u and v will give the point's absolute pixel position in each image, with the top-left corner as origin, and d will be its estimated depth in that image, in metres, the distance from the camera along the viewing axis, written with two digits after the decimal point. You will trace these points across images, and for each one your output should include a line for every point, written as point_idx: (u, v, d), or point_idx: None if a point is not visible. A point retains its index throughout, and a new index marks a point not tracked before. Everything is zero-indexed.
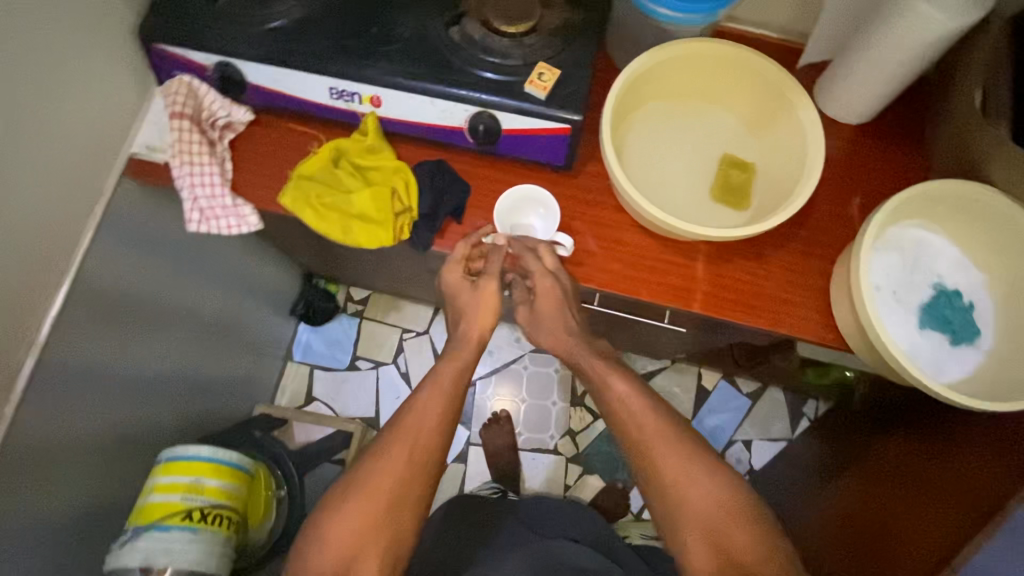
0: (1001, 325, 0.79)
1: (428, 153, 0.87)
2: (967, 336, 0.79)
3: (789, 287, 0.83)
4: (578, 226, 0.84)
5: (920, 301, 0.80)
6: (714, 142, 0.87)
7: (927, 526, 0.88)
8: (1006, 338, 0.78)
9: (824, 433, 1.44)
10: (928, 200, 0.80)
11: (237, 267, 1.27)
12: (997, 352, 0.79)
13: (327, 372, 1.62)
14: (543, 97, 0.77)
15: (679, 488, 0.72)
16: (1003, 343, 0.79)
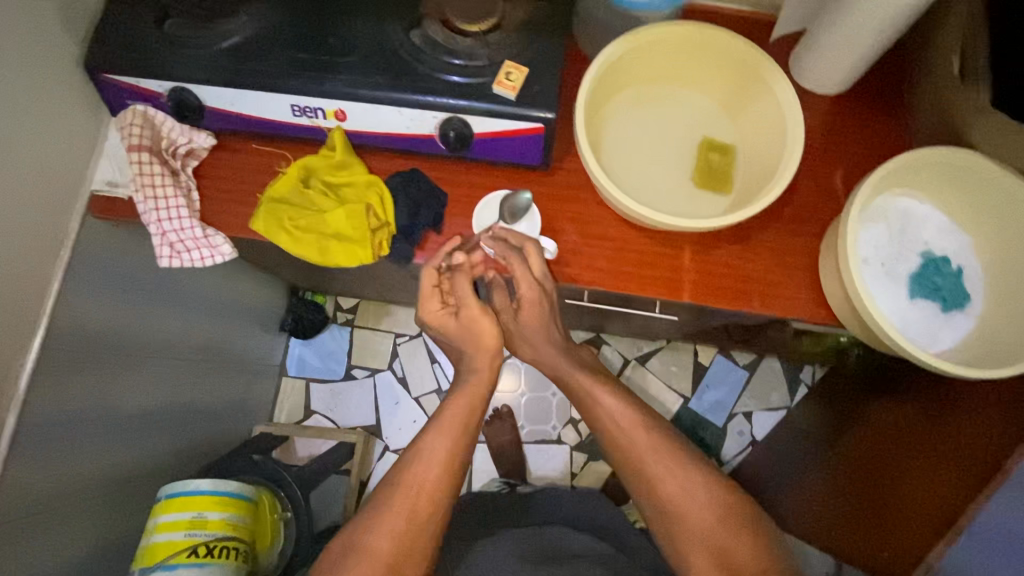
0: (990, 289, 0.79)
1: (400, 163, 0.85)
2: (958, 303, 0.79)
3: (779, 268, 0.82)
4: (560, 226, 0.83)
5: (909, 271, 0.80)
6: (692, 127, 0.85)
7: (928, 493, 0.90)
8: (996, 301, 0.78)
9: (824, 400, 1.45)
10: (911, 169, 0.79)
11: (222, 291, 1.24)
12: (988, 316, 0.78)
13: (323, 384, 1.61)
14: (513, 98, 0.75)
15: (673, 501, 0.81)
16: (994, 306, 0.79)
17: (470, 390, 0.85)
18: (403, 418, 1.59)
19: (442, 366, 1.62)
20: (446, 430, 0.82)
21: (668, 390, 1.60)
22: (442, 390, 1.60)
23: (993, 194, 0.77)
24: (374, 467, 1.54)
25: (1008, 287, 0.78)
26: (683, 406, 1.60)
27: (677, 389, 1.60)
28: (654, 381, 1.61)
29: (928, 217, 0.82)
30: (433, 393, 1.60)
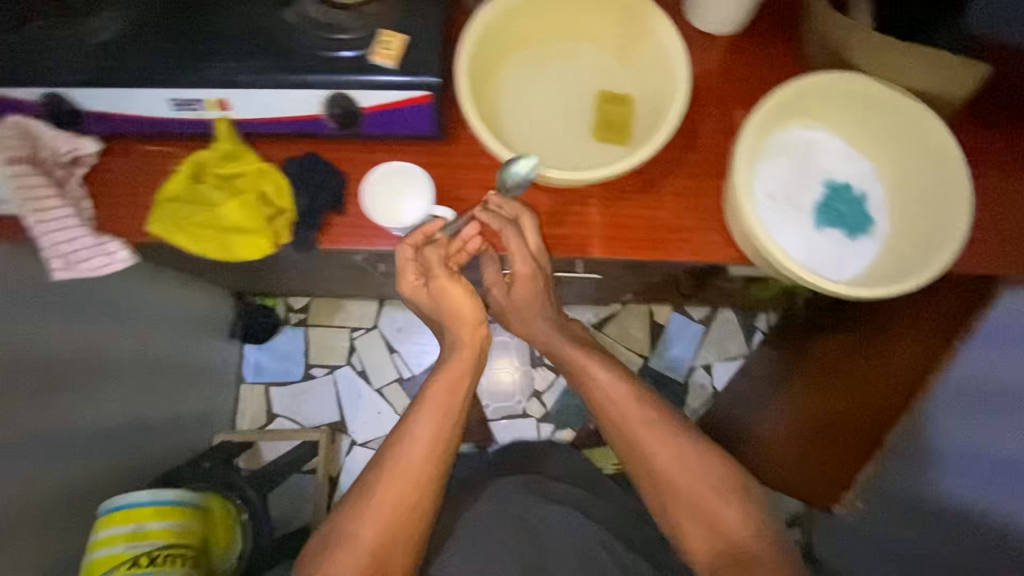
0: (893, 210, 0.80)
1: (297, 148, 0.83)
2: (861, 227, 0.79)
3: (687, 214, 0.82)
4: (465, 195, 0.82)
5: (813, 201, 0.80)
6: (588, 79, 0.84)
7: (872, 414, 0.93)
8: (899, 221, 0.79)
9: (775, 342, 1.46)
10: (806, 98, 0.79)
11: (158, 303, 1.21)
12: (892, 237, 0.79)
13: (283, 387, 1.60)
14: (394, 67, 0.73)
15: (667, 475, 0.82)
16: (896, 226, 0.79)
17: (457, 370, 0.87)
18: (367, 410, 1.58)
19: (401, 355, 1.61)
20: (429, 416, 0.84)
21: (627, 352, 1.61)
22: (404, 379, 1.60)
23: (885, 114, 0.77)
24: (343, 462, 1.55)
25: (909, 207, 0.78)
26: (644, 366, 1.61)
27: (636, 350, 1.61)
28: (612, 345, 1.62)
29: (828, 145, 0.82)
30: (395, 382, 1.60)
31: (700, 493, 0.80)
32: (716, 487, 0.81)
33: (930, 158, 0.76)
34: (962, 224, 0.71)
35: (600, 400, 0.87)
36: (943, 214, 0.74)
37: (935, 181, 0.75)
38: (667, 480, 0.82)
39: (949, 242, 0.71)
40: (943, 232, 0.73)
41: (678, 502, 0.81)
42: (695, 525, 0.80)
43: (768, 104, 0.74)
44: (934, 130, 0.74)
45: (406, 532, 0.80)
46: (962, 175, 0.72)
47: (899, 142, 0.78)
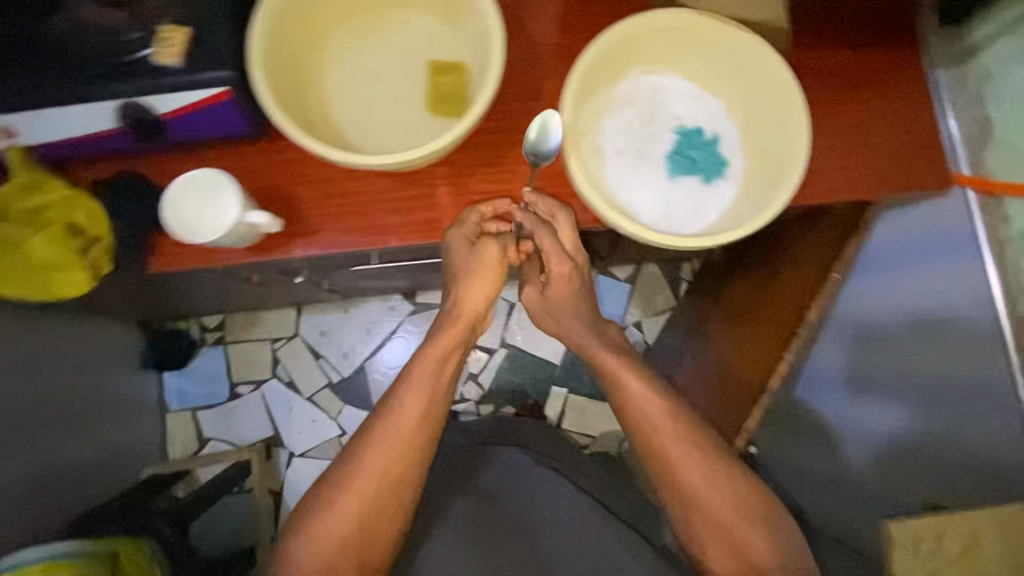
0: (747, 147, 0.77)
1: (113, 167, 0.76)
2: (715, 171, 0.77)
3: (539, 182, 0.78)
4: (301, 193, 0.77)
5: (664, 150, 0.77)
6: (416, 50, 0.78)
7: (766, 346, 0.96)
8: (753, 159, 0.76)
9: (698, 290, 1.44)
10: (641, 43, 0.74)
11: (54, 348, 1.13)
12: (747, 176, 0.76)
13: (211, 410, 1.54)
14: (181, 65, 0.66)
15: (695, 494, 0.80)
16: (751, 164, 0.76)
17: (436, 363, 0.86)
18: (301, 420, 1.55)
19: (327, 360, 1.57)
20: (411, 416, 0.83)
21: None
22: (334, 382, 1.56)
23: (722, 51, 0.74)
24: (283, 475, 1.52)
25: (761, 144, 0.76)
26: None
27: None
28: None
29: (677, 88, 0.78)
30: (326, 388, 1.56)
31: (727, 518, 0.79)
32: (744, 512, 0.79)
33: (771, 92, 0.72)
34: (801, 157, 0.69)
35: (626, 409, 0.84)
36: (786, 149, 0.71)
37: (779, 114, 0.72)
38: (697, 501, 0.80)
39: (789, 178, 0.69)
40: (785, 168, 0.70)
41: (703, 525, 0.80)
42: (717, 544, 0.79)
43: (590, 58, 0.71)
44: (770, 62, 0.70)
45: (391, 514, 0.80)
46: (800, 105, 0.69)
47: (742, 78, 0.75)
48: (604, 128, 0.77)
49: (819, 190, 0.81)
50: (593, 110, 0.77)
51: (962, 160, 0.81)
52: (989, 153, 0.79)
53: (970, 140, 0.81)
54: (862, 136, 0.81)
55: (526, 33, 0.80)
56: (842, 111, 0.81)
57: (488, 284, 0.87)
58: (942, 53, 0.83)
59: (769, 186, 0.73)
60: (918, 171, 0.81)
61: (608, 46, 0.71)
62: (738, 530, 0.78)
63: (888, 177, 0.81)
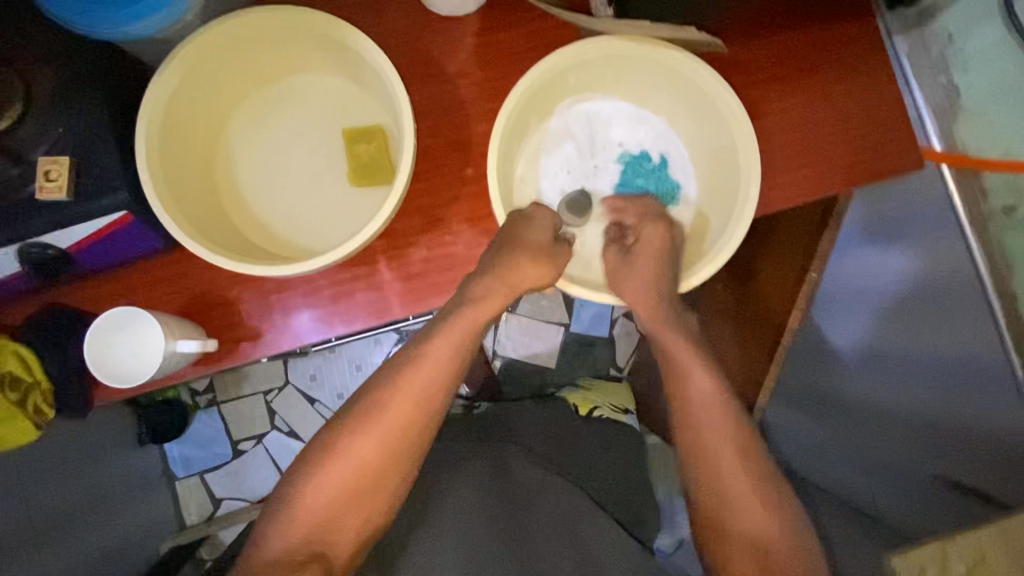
0: (695, 161, 0.78)
1: (32, 307, 0.71)
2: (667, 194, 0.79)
3: (483, 237, 0.73)
4: (234, 293, 0.71)
5: (611, 181, 0.79)
6: (327, 119, 0.73)
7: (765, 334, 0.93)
8: (701, 173, 0.77)
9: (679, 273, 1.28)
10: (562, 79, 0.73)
11: (72, 450, 1.09)
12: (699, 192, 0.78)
13: (217, 470, 1.50)
14: (68, 197, 0.59)
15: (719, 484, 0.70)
16: (700, 180, 0.78)
17: (462, 329, 0.70)
18: None
19: (323, 403, 1.50)
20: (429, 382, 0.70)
21: (546, 324, 1.34)
22: None
23: (651, 69, 0.72)
24: None
25: (712, 152, 0.75)
26: (567, 334, 1.34)
27: (555, 319, 1.34)
28: (529, 317, 1.33)
29: (614, 113, 0.78)
30: None
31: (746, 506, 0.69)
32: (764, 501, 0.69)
33: (711, 103, 0.70)
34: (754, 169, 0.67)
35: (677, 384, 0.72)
36: (736, 161, 0.70)
37: (723, 124, 0.71)
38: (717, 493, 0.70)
39: (749, 195, 0.67)
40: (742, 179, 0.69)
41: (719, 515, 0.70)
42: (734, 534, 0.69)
43: (514, 103, 0.68)
44: (703, 76, 0.68)
45: (387, 493, 0.69)
46: (742, 115, 0.67)
47: (677, 91, 0.74)
48: (546, 169, 0.79)
49: (788, 193, 0.75)
50: (529, 153, 0.78)
51: (935, 136, 0.76)
52: (962, 125, 0.74)
53: (941, 114, 0.76)
54: (821, 125, 0.75)
55: (444, 75, 0.73)
56: (798, 98, 0.75)
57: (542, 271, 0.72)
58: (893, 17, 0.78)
59: (727, 198, 0.73)
60: (886, 154, 0.75)
61: (529, 89, 0.69)
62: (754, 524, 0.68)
63: (854, 165, 0.75)
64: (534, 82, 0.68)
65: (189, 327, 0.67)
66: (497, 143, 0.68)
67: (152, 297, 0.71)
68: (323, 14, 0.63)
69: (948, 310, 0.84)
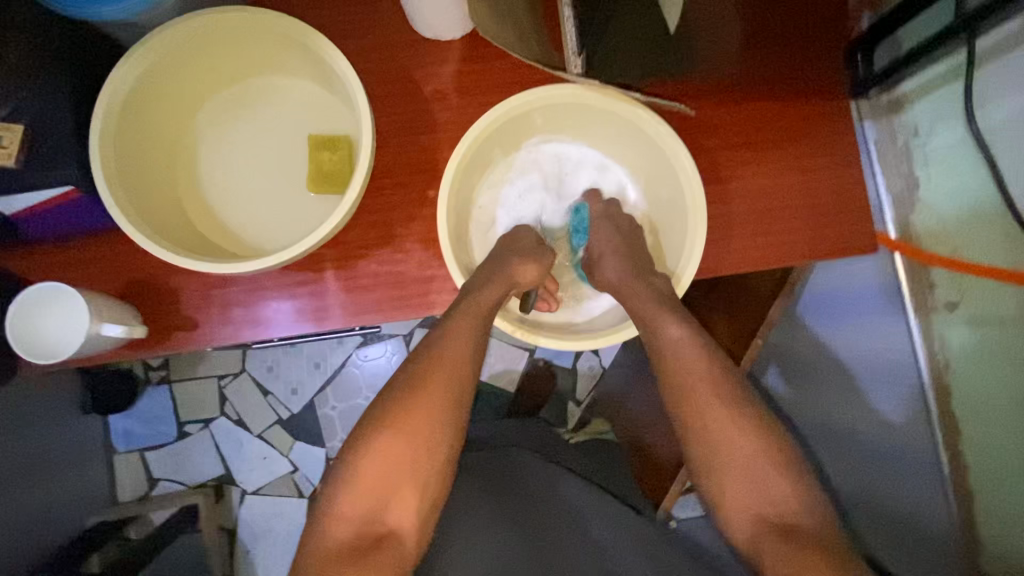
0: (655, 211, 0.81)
1: None
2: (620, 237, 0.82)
3: (436, 260, 0.73)
4: (178, 280, 0.71)
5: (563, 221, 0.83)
6: (297, 122, 0.74)
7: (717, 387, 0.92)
8: (659, 224, 0.80)
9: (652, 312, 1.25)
10: (531, 118, 0.76)
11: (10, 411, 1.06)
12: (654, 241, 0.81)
13: (159, 449, 1.46)
14: (15, 163, 0.58)
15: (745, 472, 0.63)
16: (657, 229, 0.81)
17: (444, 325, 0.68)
18: (252, 457, 1.46)
19: (276, 396, 1.47)
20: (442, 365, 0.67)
21: (510, 347, 1.31)
22: (284, 420, 1.47)
23: (616, 120, 0.76)
24: (237, 513, 1.45)
25: (665, 208, 0.79)
26: (530, 360, 1.31)
27: (519, 343, 1.31)
28: (495, 338, 1.29)
29: (581, 155, 0.82)
30: (276, 424, 1.47)
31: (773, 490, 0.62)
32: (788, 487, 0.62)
33: (669, 162, 0.74)
34: (700, 230, 0.70)
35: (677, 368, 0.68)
36: (685, 217, 0.74)
37: (678, 184, 0.74)
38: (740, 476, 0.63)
39: (693, 251, 0.71)
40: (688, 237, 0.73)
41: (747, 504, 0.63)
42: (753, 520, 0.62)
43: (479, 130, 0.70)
44: (665, 136, 0.72)
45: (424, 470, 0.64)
46: (694, 178, 0.71)
47: (640, 146, 0.77)
48: (505, 200, 0.82)
49: (744, 254, 0.76)
50: (490, 183, 0.81)
51: (890, 222, 0.79)
52: (917, 215, 0.76)
53: (900, 203, 0.77)
54: (778, 195, 0.76)
55: (420, 96, 0.74)
56: (763, 165, 0.76)
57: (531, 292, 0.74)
58: (868, 102, 0.79)
59: (675, 252, 0.76)
60: (843, 230, 0.76)
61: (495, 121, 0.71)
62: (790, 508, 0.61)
63: (810, 239, 0.76)
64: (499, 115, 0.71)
65: (121, 309, 0.67)
66: (454, 168, 0.70)
67: (92, 275, 0.70)
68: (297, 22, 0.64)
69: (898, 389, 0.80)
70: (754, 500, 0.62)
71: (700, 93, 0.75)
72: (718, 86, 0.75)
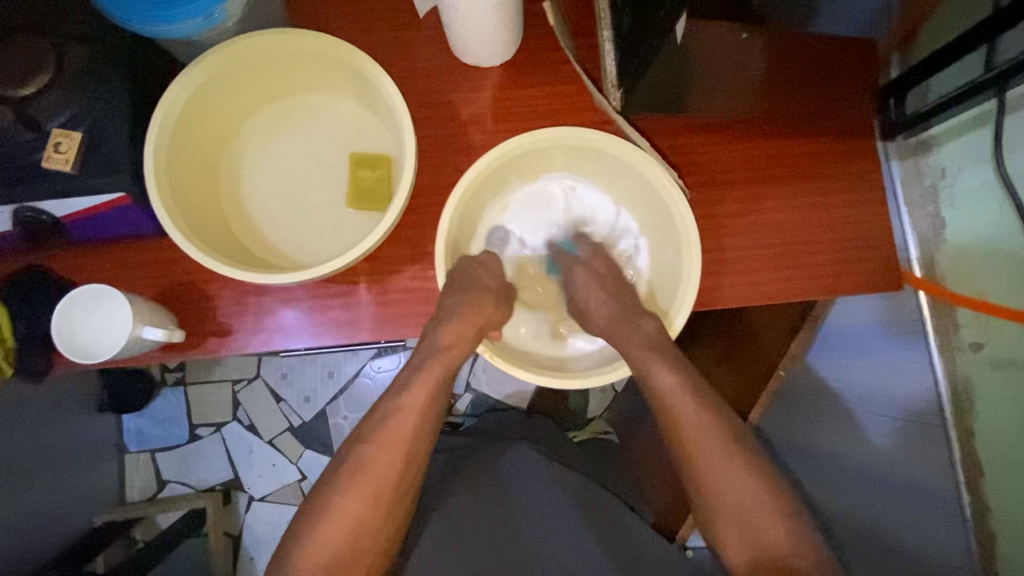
0: (656, 250, 0.82)
1: (12, 266, 0.72)
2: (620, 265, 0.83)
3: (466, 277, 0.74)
4: (215, 287, 0.73)
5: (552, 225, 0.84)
6: (339, 140, 0.76)
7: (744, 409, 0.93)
8: (658, 261, 0.81)
9: None
10: (544, 153, 0.78)
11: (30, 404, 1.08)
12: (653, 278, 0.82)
13: (169, 451, 1.46)
14: (73, 170, 0.61)
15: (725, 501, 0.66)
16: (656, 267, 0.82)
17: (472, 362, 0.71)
18: (261, 464, 1.46)
19: (289, 403, 1.48)
20: (426, 384, 0.71)
21: None
22: (295, 428, 1.47)
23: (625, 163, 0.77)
24: (242, 518, 1.44)
25: (665, 252, 0.80)
26: None
27: None
28: None
29: (588, 190, 0.83)
30: (286, 432, 1.47)
31: (745, 508, 0.65)
32: (761, 504, 0.65)
33: (672, 220, 0.75)
34: (691, 291, 0.72)
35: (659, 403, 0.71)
36: (681, 263, 0.75)
37: (678, 242, 0.75)
38: (720, 502, 0.66)
39: (684, 301, 0.73)
40: (678, 295, 0.74)
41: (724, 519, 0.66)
42: (735, 538, 0.65)
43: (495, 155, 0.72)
44: (673, 196, 0.73)
45: None
46: (693, 241, 0.72)
47: (648, 199, 0.79)
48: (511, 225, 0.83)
49: (759, 290, 0.78)
50: (500, 206, 0.83)
51: (915, 260, 0.79)
52: (942, 254, 0.77)
53: (925, 244, 0.78)
54: (785, 238, 0.78)
55: (457, 120, 0.76)
56: (788, 204, 0.78)
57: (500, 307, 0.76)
58: (895, 143, 0.81)
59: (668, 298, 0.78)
60: (865, 271, 0.78)
61: (512, 148, 0.73)
62: (768, 533, 0.64)
63: (808, 285, 0.78)
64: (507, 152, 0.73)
65: (160, 314, 0.68)
66: (454, 206, 0.71)
67: (133, 278, 0.72)
68: (350, 47, 0.66)
69: (916, 436, 0.79)
70: (742, 530, 0.65)
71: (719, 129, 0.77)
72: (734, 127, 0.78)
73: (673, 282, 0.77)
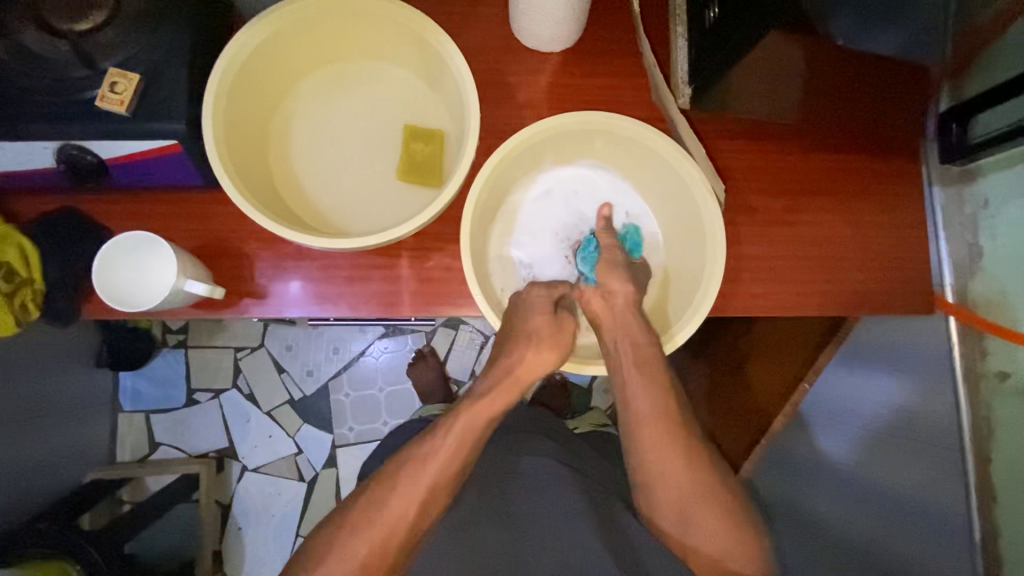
0: (674, 250, 0.81)
1: (49, 204, 0.70)
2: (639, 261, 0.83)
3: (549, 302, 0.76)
4: (253, 247, 0.71)
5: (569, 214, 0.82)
6: (393, 111, 0.76)
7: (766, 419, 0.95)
8: (676, 261, 0.81)
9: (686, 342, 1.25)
10: (582, 138, 0.77)
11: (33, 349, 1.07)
12: (669, 278, 0.81)
13: (164, 413, 1.42)
14: (126, 112, 0.59)
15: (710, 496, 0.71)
16: (673, 268, 0.81)
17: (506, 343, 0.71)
18: (257, 434, 1.43)
19: (291, 375, 1.45)
20: None
21: None
22: (295, 401, 1.44)
23: (657, 159, 0.76)
24: (233, 487, 1.41)
25: (683, 254, 0.80)
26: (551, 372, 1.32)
27: None
28: None
29: (615, 183, 0.83)
30: (286, 404, 1.44)
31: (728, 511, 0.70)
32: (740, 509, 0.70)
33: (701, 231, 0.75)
34: (708, 298, 0.71)
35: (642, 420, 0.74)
36: (700, 264, 0.75)
37: (703, 250, 0.75)
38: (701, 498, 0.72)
39: (701, 302, 0.72)
40: (692, 304, 0.73)
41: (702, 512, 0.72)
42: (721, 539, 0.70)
43: (535, 130, 0.72)
44: (708, 206, 0.73)
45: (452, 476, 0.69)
46: (720, 245, 0.71)
47: (680, 208, 0.79)
48: (542, 212, 0.82)
49: (780, 301, 0.78)
50: (525, 186, 0.81)
51: (949, 286, 0.80)
52: (976, 285, 0.77)
53: (959, 269, 0.79)
54: (810, 251, 0.79)
55: (513, 102, 0.76)
56: (828, 219, 0.79)
57: (555, 352, 0.74)
58: (942, 169, 0.81)
59: (680, 307, 0.78)
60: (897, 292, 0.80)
61: (554, 127, 0.73)
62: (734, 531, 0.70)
63: (834, 298, 0.78)
64: (542, 131, 0.72)
65: (200, 269, 0.67)
66: (481, 183, 0.70)
67: (174, 229, 0.71)
68: (420, 15, 0.66)
69: (908, 451, 0.79)
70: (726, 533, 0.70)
71: (762, 137, 0.79)
72: (776, 135, 0.79)
73: (688, 284, 0.77)
